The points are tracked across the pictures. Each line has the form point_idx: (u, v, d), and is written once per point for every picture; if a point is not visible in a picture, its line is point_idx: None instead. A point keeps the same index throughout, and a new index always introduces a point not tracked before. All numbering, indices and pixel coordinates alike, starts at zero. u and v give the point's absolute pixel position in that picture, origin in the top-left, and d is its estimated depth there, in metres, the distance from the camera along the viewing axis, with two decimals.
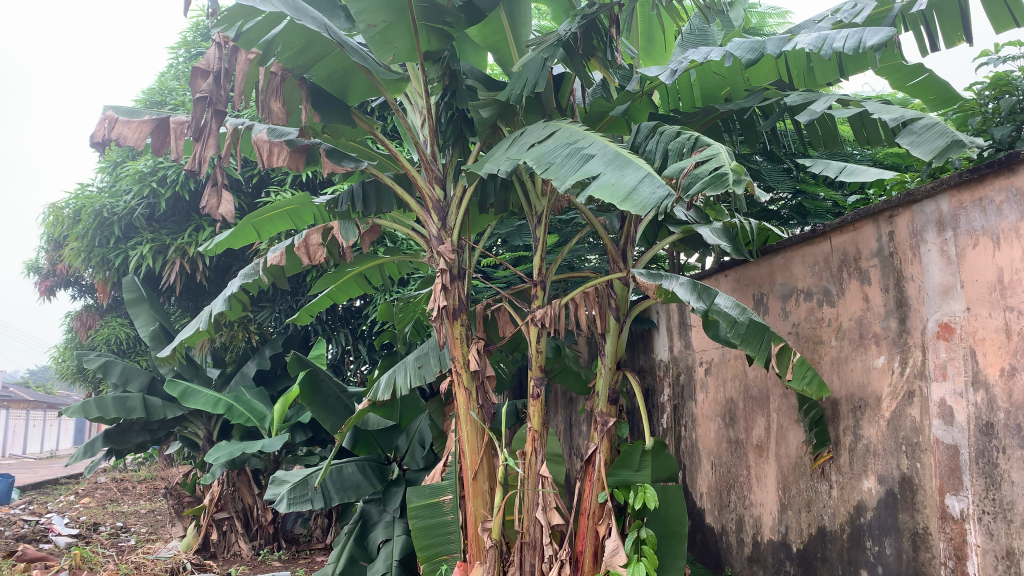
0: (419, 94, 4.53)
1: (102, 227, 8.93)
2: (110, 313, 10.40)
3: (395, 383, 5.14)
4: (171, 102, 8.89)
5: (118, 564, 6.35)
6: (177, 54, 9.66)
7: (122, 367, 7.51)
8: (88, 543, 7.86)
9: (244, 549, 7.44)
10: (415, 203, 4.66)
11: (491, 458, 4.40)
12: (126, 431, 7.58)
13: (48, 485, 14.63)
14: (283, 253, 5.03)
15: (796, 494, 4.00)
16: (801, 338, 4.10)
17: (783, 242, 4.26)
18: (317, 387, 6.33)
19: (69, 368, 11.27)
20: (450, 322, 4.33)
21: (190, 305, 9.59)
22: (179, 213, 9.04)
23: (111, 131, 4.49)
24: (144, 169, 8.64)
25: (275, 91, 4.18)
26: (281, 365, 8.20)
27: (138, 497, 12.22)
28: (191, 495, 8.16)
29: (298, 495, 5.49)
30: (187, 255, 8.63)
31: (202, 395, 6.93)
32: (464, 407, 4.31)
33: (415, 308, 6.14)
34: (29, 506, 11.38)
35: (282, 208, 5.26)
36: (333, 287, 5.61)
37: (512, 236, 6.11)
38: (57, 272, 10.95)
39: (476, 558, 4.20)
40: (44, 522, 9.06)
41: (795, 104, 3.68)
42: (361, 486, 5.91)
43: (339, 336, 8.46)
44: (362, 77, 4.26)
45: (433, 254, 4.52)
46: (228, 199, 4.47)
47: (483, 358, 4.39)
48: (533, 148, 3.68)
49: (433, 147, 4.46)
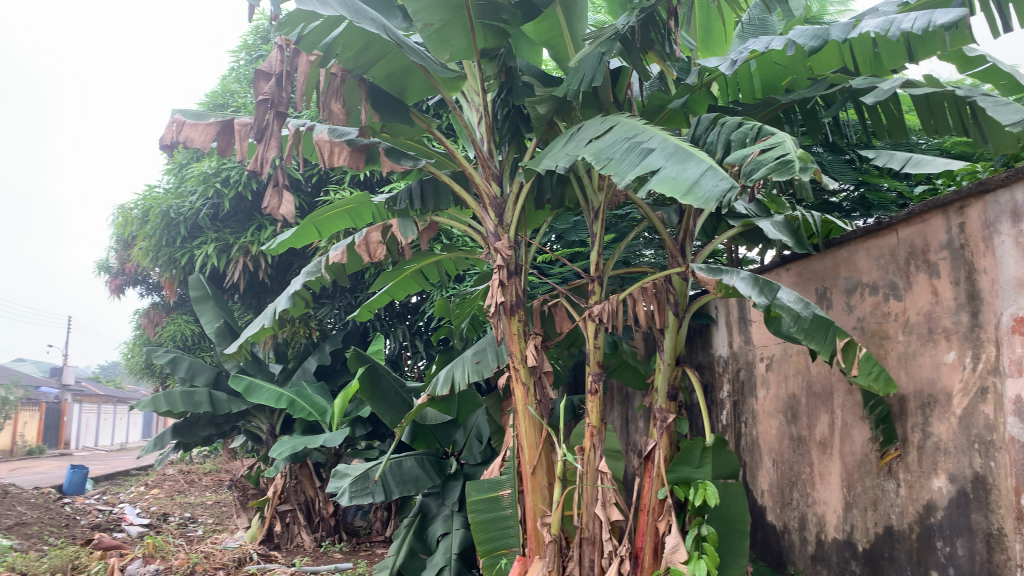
0: (476, 92, 4.57)
1: (170, 227, 9.23)
2: (177, 310, 10.74)
3: (454, 377, 5.21)
4: (234, 103, 9.13)
5: (189, 553, 6.53)
6: (238, 57, 9.91)
7: (189, 362, 7.75)
8: (159, 532, 8.15)
9: (306, 540, 7.61)
10: (472, 200, 4.68)
11: (550, 453, 4.40)
12: (193, 424, 7.84)
13: (119, 476, 15.22)
14: (344, 250, 5.12)
15: (862, 492, 3.91)
16: (867, 332, 3.99)
17: (848, 235, 4.15)
18: (377, 381, 6.42)
19: (138, 363, 11.70)
20: (507, 318, 4.35)
21: (253, 303, 9.86)
22: (242, 212, 9.27)
23: (179, 134, 4.63)
24: (208, 170, 8.89)
25: (336, 91, 4.25)
26: (341, 360, 8.34)
27: (205, 489, 12.63)
28: (255, 487, 8.39)
29: (359, 489, 5.58)
30: (251, 254, 8.85)
31: (266, 390, 7.08)
32: (522, 402, 4.32)
33: (472, 304, 6.20)
34: (104, 495, 11.87)
35: (342, 206, 5.35)
36: (391, 284, 5.67)
37: (568, 231, 6.13)
38: (127, 271, 11.37)
39: (535, 552, 4.23)
40: (118, 511, 9.43)
41: (860, 87, 3.61)
42: (421, 479, 5.97)
43: (396, 332, 8.62)
44: (420, 75, 4.30)
45: (490, 251, 4.52)
46: (289, 200, 4.57)
47: (541, 353, 4.40)
48: (591, 143, 3.66)
49: (490, 144, 4.50)
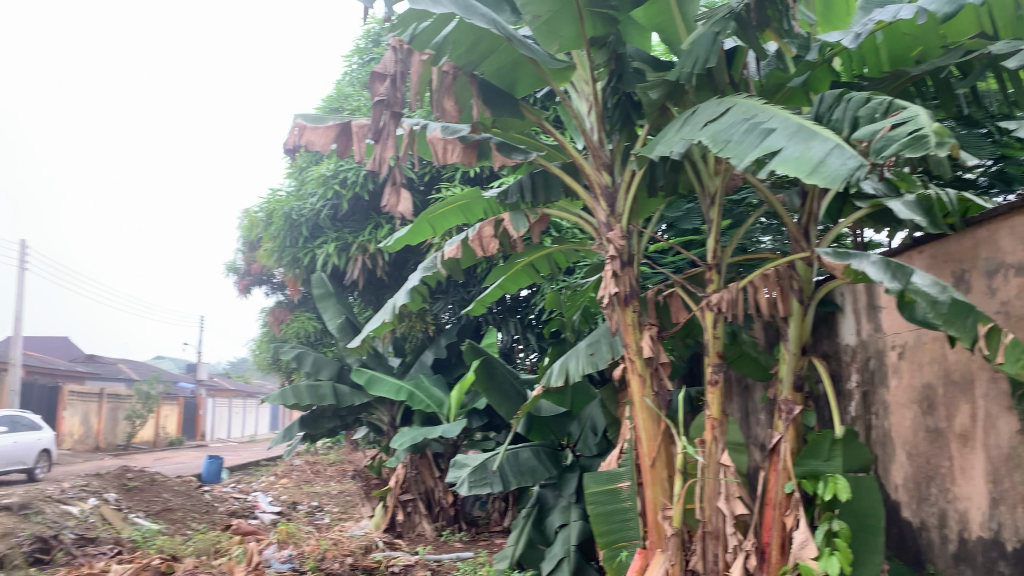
0: (586, 81, 4.54)
1: (293, 228, 9.66)
2: (301, 308, 11.23)
3: (568, 369, 5.23)
4: (349, 107, 9.45)
5: (319, 539, 6.81)
6: (351, 61, 10.24)
7: (314, 357, 8.09)
8: (291, 519, 8.57)
9: (428, 529, 7.81)
10: (583, 190, 4.65)
11: (669, 446, 4.33)
12: (319, 416, 8.18)
13: (252, 466, 16.10)
14: (459, 245, 5.21)
15: (1011, 488, 3.75)
16: (1014, 317, 3.75)
17: (989, 212, 3.88)
18: (491, 373, 6.51)
19: (266, 358, 12.31)
20: (621, 309, 4.30)
21: (372, 299, 10.19)
22: (360, 211, 9.58)
23: (302, 138, 4.82)
24: (327, 172, 9.25)
25: (449, 89, 4.29)
26: (456, 353, 8.50)
27: (330, 479, 13.18)
28: (378, 477, 8.67)
29: (478, 479, 5.71)
30: (368, 252, 9.13)
31: (385, 383, 7.31)
32: (639, 394, 4.26)
33: (584, 296, 6.18)
34: (239, 484, 12.58)
35: (454, 202, 5.42)
36: (503, 277, 5.71)
37: (681, 219, 6.01)
38: (254, 272, 11.97)
39: (656, 546, 4.15)
40: (252, 499, 9.97)
41: (1000, 53, 3.37)
42: (537, 471, 6.01)
43: (509, 325, 8.70)
44: (529, 67, 4.28)
45: (602, 241, 4.48)
46: (406, 197, 4.69)
47: (657, 344, 4.32)
48: (708, 126, 3.56)
49: (601, 132, 4.46)
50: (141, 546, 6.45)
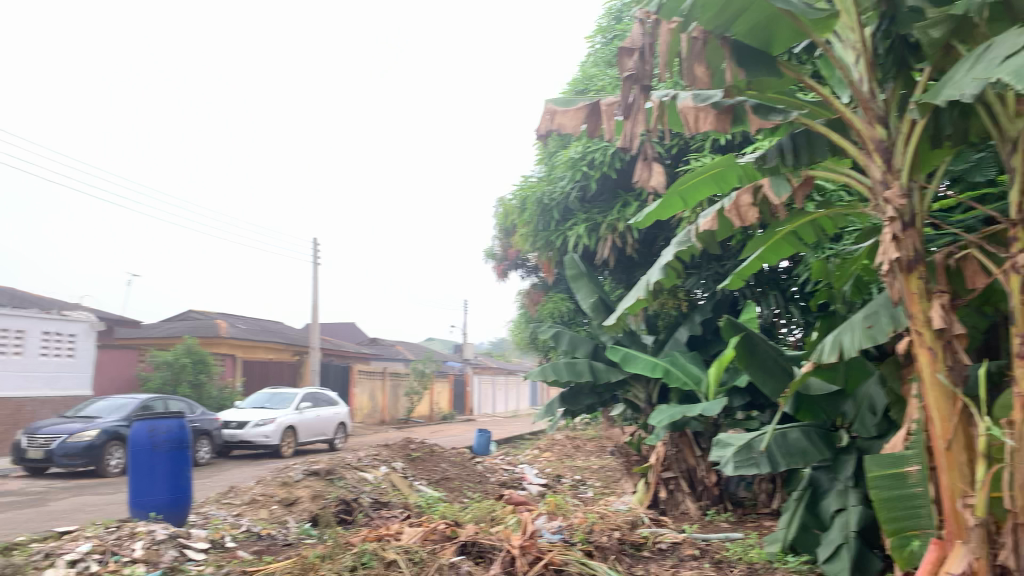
0: (852, 29, 4.14)
1: (545, 212, 9.96)
2: (555, 289, 11.58)
3: (843, 345, 4.86)
4: (594, 87, 9.52)
5: (585, 512, 7.00)
6: (594, 42, 10.29)
7: (570, 336, 8.30)
8: (557, 492, 8.90)
9: (692, 509, 7.66)
10: (854, 149, 4.27)
11: (969, 428, 3.86)
12: (578, 393, 8.41)
13: (517, 440, 16.97)
14: (713, 217, 5.07)
15: None
16: None
17: None
18: (753, 349, 6.23)
19: (525, 338, 12.87)
20: (904, 276, 3.91)
21: (623, 277, 10.23)
22: (608, 191, 9.63)
23: (553, 123, 4.90)
24: (575, 154, 9.42)
25: (698, 56, 4.21)
26: (714, 329, 8.27)
27: (590, 454, 13.51)
28: (638, 454, 8.72)
29: (744, 459, 5.55)
30: (619, 230, 9.17)
31: (641, 360, 7.33)
32: (930, 369, 3.85)
33: (855, 264, 5.71)
34: (506, 457, 13.32)
35: (705, 170, 5.24)
36: (763, 248, 5.43)
37: (971, 172, 5.33)
38: (510, 256, 12.54)
39: (957, 536, 3.75)
40: (519, 471, 10.51)
41: None
42: (809, 452, 5.67)
43: (769, 298, 8.30)
44: (787, 21, 3.99)
45: (878, 202, 4.09)
46: (658, 171, 4.60)
47: (950, 314, 3.86)
48: (1009, 60, 3.10)
49: (871, 82, 4.06)
50: (425, 511, 7.05)
